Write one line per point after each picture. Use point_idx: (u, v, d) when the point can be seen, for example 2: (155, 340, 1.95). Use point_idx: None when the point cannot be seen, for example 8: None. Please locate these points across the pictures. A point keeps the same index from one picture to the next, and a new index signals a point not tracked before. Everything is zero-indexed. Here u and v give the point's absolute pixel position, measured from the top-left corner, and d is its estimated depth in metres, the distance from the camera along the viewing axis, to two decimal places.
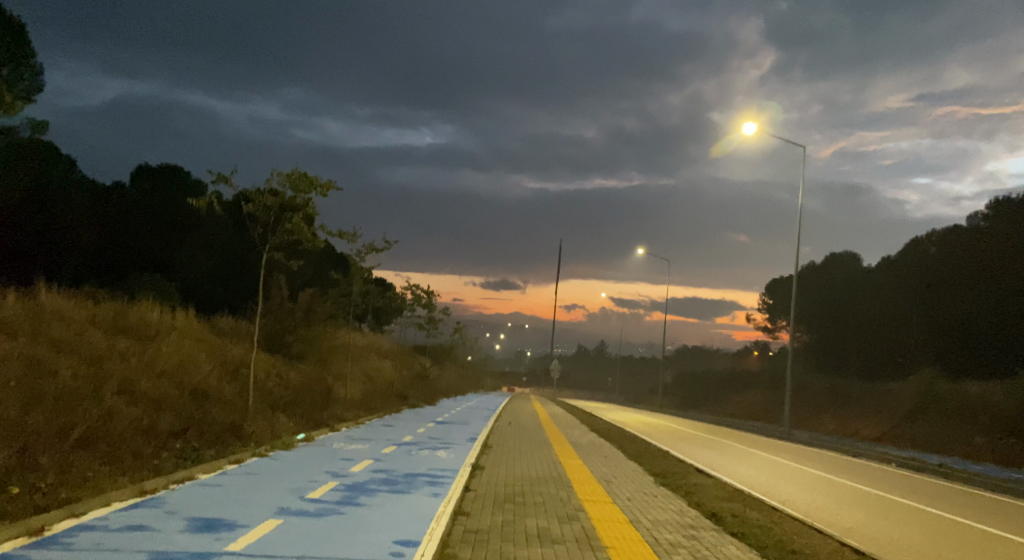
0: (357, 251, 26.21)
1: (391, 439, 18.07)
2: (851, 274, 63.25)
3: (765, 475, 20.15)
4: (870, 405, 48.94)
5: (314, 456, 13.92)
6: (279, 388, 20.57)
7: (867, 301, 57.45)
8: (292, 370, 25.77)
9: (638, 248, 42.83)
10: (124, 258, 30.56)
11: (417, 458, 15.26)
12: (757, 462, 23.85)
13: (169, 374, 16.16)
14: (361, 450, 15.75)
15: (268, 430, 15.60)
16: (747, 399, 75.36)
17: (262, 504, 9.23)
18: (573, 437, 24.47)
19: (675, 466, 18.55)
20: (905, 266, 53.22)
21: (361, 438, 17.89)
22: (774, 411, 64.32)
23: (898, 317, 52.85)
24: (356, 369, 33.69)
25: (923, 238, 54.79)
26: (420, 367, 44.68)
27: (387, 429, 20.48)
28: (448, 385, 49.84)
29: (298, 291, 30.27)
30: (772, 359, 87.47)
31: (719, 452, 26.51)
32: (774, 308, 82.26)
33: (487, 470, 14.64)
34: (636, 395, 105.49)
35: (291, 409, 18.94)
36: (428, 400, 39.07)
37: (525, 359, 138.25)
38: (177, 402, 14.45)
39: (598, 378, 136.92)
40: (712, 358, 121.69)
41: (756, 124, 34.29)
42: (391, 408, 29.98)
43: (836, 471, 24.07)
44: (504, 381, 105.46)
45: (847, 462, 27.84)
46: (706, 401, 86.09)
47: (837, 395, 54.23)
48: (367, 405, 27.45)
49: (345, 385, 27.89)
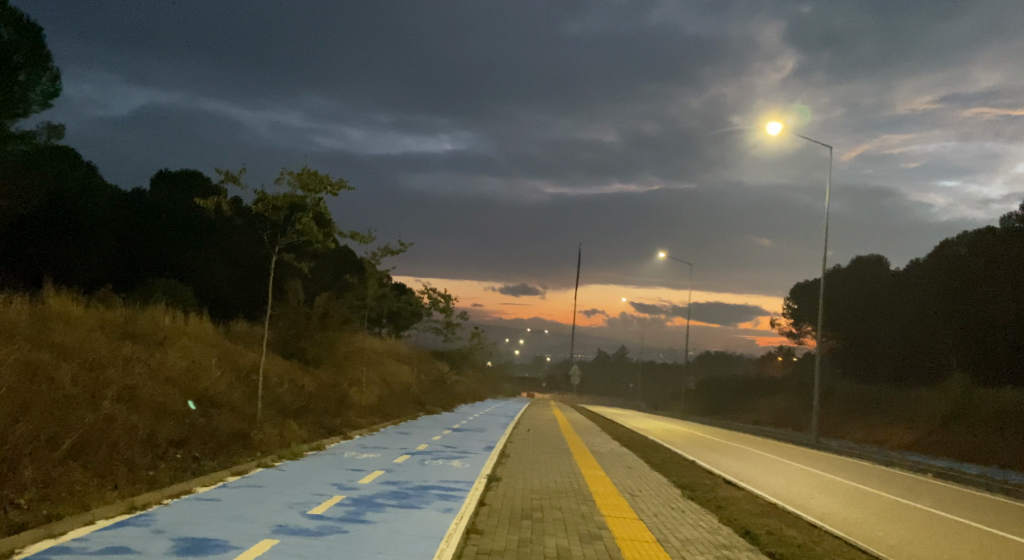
0: (373, 254, 25.60)
1: (405, 448, 17.42)
2: (877, 278, 61.95)
3: (796, 486, 19.31)
4: (899, 412, 47.76)
5: (321, 466, 13.30)
6: (292, 395, 19.98)
7: (894, 306, 56.17)
8: (306, 376, 25.20)
9: (660, 253, 42.10)
10: (141, 264, 30.08)
11: (432, 469, 14.57)
12: (787, 472, 22.97)
13: (176, 380, 15.60)
14: (372, 459, 15.11)
15: (276, 437, 14.99)
16: (771, 405, 74.13)
17: (259, 522, 8.60)
18: (594, 445, 23.70)
19: (701, 477, 17.78)
20: (933, 270, 51.92)
21: (374, 446, 17.26)
22: (800, 418, 63.11)
23: (926, 323, 51.56)
24: (373, 375, 33.12)
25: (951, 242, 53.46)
26: (439, 373, 44.03)
27: (403, 437, 19.85)
28: (467, 391, 49.18)
29: (314, 295, 29.73)
30: (796, 365, 86.13)
31: (746, 461, 25.64)
32: (799, 313, 80.94)
33: (504, 482, 13.92)
34: (658, 401, 104.36)
35: (302, 416, 18.34)
36: (446, 406, 38.41)
37: (545, 365, 137.36)
38: (181, 408, 13.88)
39: (619, 384, 135.78)
40: (735, 364, 120.26)
41: (780, 125, 33.51)
42: (408, 414, 29.34)
43: (869, 482, 23.17)
44: (525, 387, 104.63)
45: (878, 472, 26.86)
46: (729, 407, 84.86)
47: (864, 402, 53.04)
48: (384, 411, 26.83)
49: (360, 391, 27.29)
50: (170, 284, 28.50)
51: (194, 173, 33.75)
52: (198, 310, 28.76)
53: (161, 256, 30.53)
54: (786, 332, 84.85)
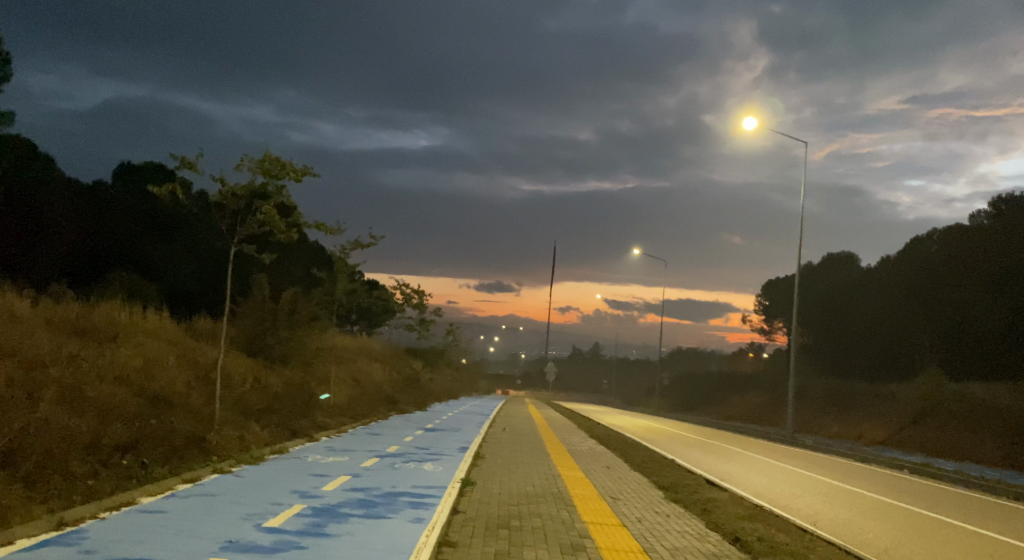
0: (342, 247, 24.66)
1: (375, 450, 16.58)
2: (850, 274, 61.83)
3: (781, 486, 18.68)
4: (873, 408, 47.57)
5: (283, 471, 12.44)
6: (256, 395, 19.03)
7: (866, 302, 56.05)
8: (272, 375, 24.24)
9: (633, 250, 41.59)
10: (103, 260, 28.87)
11: (402, 473, 13.72)
12: (769, 470, 22.37)
13: (128, 380, 14.66)
14: (339, 463, 14.27)
15: (236, 441, 14.10)
16: (745, 401, 73.95)
17: (207, 538, 7.74)
18: (571, 444, 22.96)
19: (683, 477, 17.11)
20: (904, 266, 51.74)
21: (342, 448, 16.42)
22: (774, 413, 62.91)
23: (899, 318, 51.41)
24: (343, 373, 32.17)
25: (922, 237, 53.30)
26: (411, 370, 43.13)
27: (373, 438, 19.00)
28: (440, 389, 48.31)
29: (281, 291, 28.75)
30: (770, 360, 86.12)
31: (726, 459, 25.02)
32: (772, 309, 80.89)
33: (479, 487, 13.10)
34: (632, 397, 104.08)
35: (266, 418, 17.42)
36: (419, 404, 37.53)
37: (519, 361, 136.69)
38: (131, 410, 12.95)
39: (593, 380, 135.46)
40: (708, 360, 120.30)
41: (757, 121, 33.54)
42: (379, 413, 28.46)
43: (851, 479, 22.67)
44: (498, 384, 103.81)
45: (857, 469, 26.39)
46: (702, 403, 84.66)
47: (838, 398, 52.85)
48: (353, 410, 25.91)
49: (329, 389, 26.35)
50: (133, 281, 27.35)
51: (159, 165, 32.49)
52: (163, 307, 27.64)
53: (124, 252, 29.31)
54: (758, 328, 84.78)
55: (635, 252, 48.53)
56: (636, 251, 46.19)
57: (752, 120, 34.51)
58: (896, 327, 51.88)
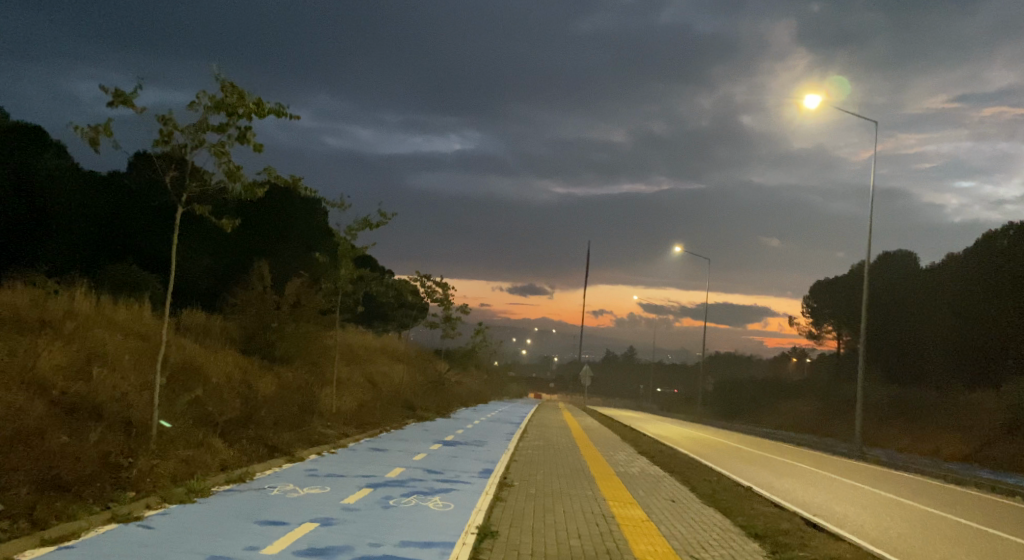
0: (349, 229, 20.99)
1: (370, 475, 12.88)
2: (907, 274, 57.21)
3: (899, 539, 14.72)
4: (948, 420, 43.17)
5: (220, 513, 8.73)
6: (229, 405, 15.32)
7: (929, 306, 51.49)
8: (268, 378, 20.67)
9: (676, 251, 38.09)
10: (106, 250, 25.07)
11: (397, 515, 10.00)
12: (865, 505, 18.42)
13: (44, 381, 11.14)
14: (311, 497, 10.55)
15: (173, 465, 10.38)
16: (794, 408, 69.53)
17: None
18: (619, 464, 19.21)
19: (773, 520, 13.32)
20: (971, 266, 47.12)
21: (327, 471, 12.70)
22: (828, 423, 58.36)
23: (968, 323, 46.83)
24: (357, 375, 28.62)
25: (989, 235, 48.65)
26: (437, 372, 39.51)
27: (375, 458, 15.32)
28: (468, 393, 44.51)
29: (285, 282, 25.09)
30: (817, 366, 81.34)
31: (801, 482, 21.09)
32: (819, 313, 76.31)
33: (504, 544, 9.33)
34: (670, 402, 99.68)
35: (235, 433, 13.66)
36: (445, 411, 33.83)
37: (553, 365, 132.77)
38: (25, 421, 9.41)
39: (630, 385, 131.22)
40: (748, 366, 115.30)
41: (819, 98, 29.98)
42: (396, 422, 24.88)
43: (964, 515, 18.60)
44: (531, 388, 99.92)
45: (955, 496, 22.38)
46: (746, 410, 80.09)
47: (903, 408, 48.42)
48: (364, 419, 22.26)
49: (336, 396, 22.76)
50: (132, 272, 23.63)
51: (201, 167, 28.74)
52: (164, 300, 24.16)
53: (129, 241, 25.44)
54: (804, 332, 80.04)
55: (680, 252, 44.76)
56: (675, 249, 42.26)
57: (814, 99, 30.54)
58: (963, 331, 47.34)
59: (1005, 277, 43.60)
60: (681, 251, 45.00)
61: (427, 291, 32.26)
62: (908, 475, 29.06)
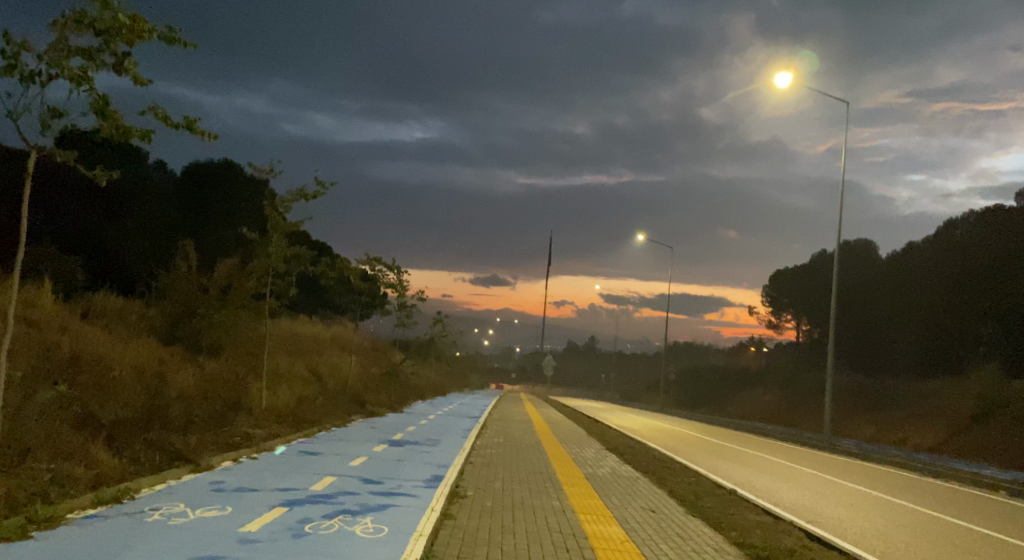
0: (283, 200, 18.54)
1: (292, 487, 10.57)
2: (870, 262, 55.95)
3: (909, 550, 12.76)
4: (915, 409, 41.80)
5: None
6: (128, 407, 13.00)
7: (892, 294, 50.15)
8: (190, 371, 18.24)
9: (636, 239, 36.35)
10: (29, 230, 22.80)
11: (308, 548, 7.72)
12: (859, 507, 16.51)
13: None
14: (205, 522, 8.26)
15: (17, 486, 8.11)
16: (757, 398, 68.20)
17: None
18: (586, 464, 17.06)
19: (772, 534, 11.23)
20: (934, 253, 45.75)
21: (238, 485, 10.40)
22: (792, 412, 57.03)
23: (933, 310, 45.48)
24: (299, 367, 26.19)
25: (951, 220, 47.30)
26: (390, 363, 37.12)
27: (305, 465, 12.98)
28: (424, 385, 42.14)
29: (215, 264, 22.59)
30: (779, 355, 80.23)
31: (783, 480, 19.16)
32: (780, 301, 75.19)
33: None
34: (633, 392, 98.18)
35: (128, 437, 11.34)
36: (397, 404, 31.44)
37: (514, 355, 130.81)
38: None
39: (592, 375, 129.71)
40: (708, 355, 114.14)
41: (790, 75, 28.22)
42: (340, 417, 22.48)
43: (964, 516, 16.78)
44: (492, 379, 97.74)
45: (944, 492, 20.57)
46: (709, 400, 78.77)
47: (870, 398, 47.03)
48: (301, 415, 19.84)
49: (270, 390, 20.32)
50: (52, 257, 21.58)
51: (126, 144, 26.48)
52: (78, 286, 21.71)
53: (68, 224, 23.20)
54: (765, 321, 78.84)
55: (641, 238, 43.08)
56: (637, 235, 40.25)
57: (786, 76, 28.68)
58: (928, 319, 45.99)
59: (969, 263, 42.22)
60: (642, 238, 43.06)
61: (380, 279, 29.77)
62: (882, 466, 27.45)
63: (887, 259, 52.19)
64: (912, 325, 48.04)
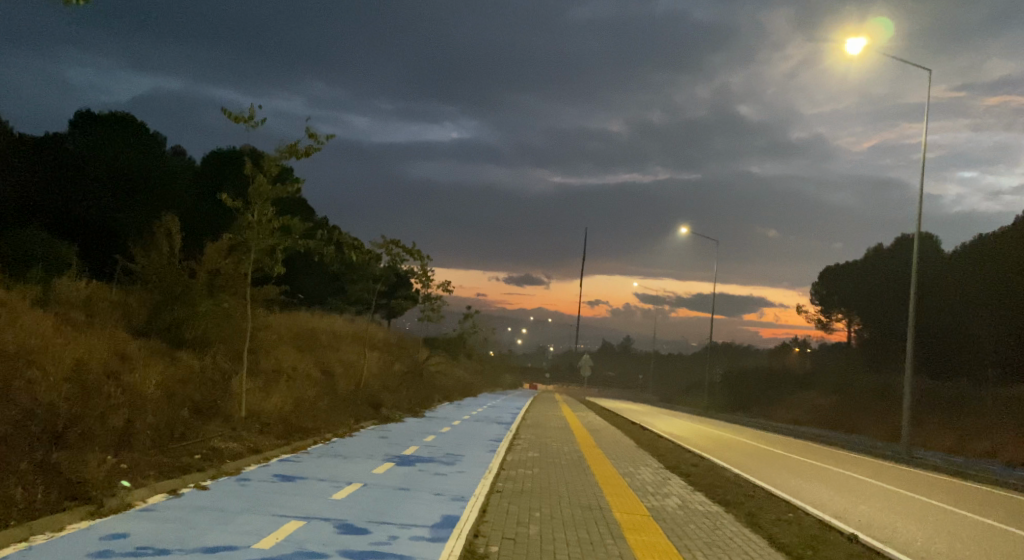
0: (275, 156, 15.03)
1: (228, 546, 7.12)
2: (932, 257, 51.44)
3: None
4: (997, 419, 37.54)
5: None
6: (27, 424, 9.64)
7: (959, 292, 45.72)
8: (157, 367, 14.82)
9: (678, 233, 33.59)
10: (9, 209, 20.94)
11: None
12: (1012, 556, 12.56)
13: None
14: None
15: None
16: (808, 402, 63.88)
17: None
18: (647, 491, 13.38)
19: None
20: (1007, 248, 41.34)
21: (141, 544, 6.97)
22: (852, 417, 52.51)
23: (1008, 310, 41.13)
24: (306, 364, 22.68)
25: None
26: (415, 361, 33.61)
27: (268, 499, 9.47)
28: (452, 385, 38.81)
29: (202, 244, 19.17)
30: (829, 356, 75.63)
31: (893, 512, 15.22)
32: (829, 299, 70.75)
33: None
34: (673, 393, 93.96)
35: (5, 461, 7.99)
36: (420, 406, 27.97)
37: (549, 354, 127.34)
38: None
39: (628, 376, 125.73)
40: (750, 356, 108.97)
41: (863, 43, 24.35)
42: (348, 424, 18.94)
43: None
44: (526, 379, 94.08)
45: None
46: (755, 402, 74.48)
47: (941, 408, 42.71)
48: (296, 424, 16.23)
49: (261, 392, 16.78)
50: (21, 237, 19.10)
51: (119, 119, 24.53)
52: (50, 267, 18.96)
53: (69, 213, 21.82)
54: (815, 320, 74.09)
55: (684, 233, 39.35)
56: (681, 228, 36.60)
57: (859, 43, 24.61)
58: (1004, 319, 41.58)
59: None
60: (684, 232, 39.28)
61: (398, 265, 26.21)
62: (979, 485, 23.46)
63: (953, 255, 47.71)
64: (984, 327, 43.62)
